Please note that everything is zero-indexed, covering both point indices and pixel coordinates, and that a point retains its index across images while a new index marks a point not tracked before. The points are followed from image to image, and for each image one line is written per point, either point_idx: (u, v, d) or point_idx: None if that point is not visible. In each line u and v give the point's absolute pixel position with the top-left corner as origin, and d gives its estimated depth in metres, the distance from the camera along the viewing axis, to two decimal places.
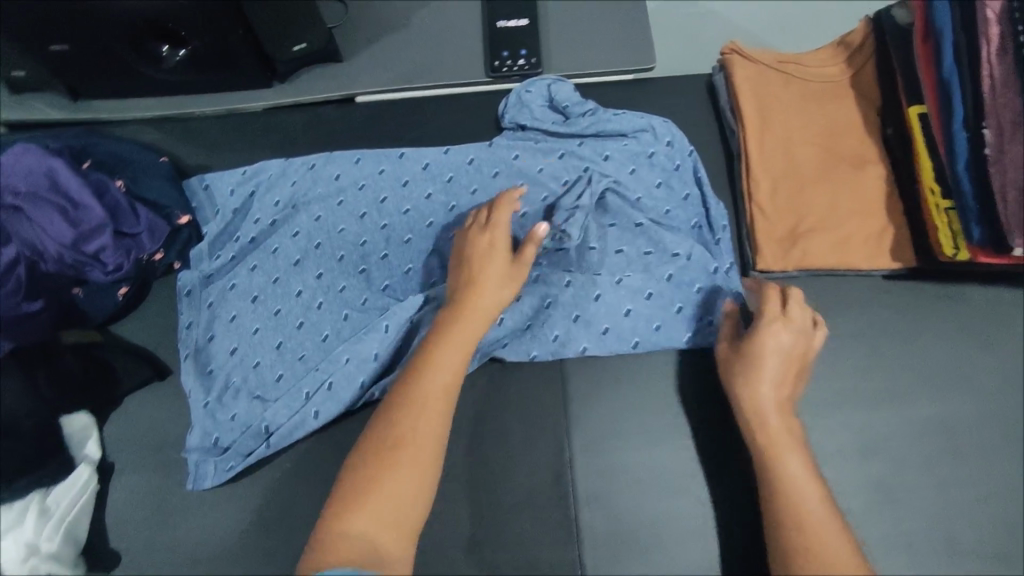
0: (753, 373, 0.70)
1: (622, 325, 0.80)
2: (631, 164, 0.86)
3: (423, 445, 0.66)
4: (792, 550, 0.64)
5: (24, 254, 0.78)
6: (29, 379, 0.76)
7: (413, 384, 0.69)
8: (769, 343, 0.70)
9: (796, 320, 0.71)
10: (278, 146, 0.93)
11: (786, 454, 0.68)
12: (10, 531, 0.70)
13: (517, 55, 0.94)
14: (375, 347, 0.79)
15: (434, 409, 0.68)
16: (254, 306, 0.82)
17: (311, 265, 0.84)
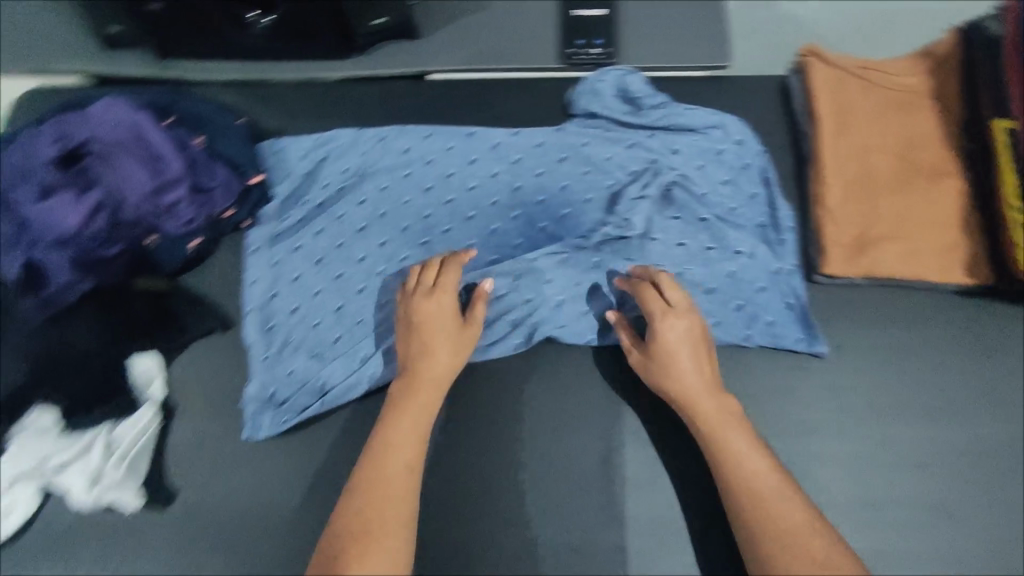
0: (667, 369, 0.73)
1: None
2: (700, 160, 0.86)
3: (395, 528, 0.66)
4: (752, 523, 0.66)
5: (103, 200, 0.80)
6: (104, 319, 0.80)
7: (373, 466, 0.70)
8: (668, 334, 0.73)
9: (680, 305, 0.74)
10: (350, 116, 0.95)
11: (727, 433, 0.70)
12: (80, 460, 0.76)
13: (593, 43, 0.94)
14: None
15: (400, 487, 0.69)
16: (318, 269, 0.84)
17: (376, 233, 0.85)
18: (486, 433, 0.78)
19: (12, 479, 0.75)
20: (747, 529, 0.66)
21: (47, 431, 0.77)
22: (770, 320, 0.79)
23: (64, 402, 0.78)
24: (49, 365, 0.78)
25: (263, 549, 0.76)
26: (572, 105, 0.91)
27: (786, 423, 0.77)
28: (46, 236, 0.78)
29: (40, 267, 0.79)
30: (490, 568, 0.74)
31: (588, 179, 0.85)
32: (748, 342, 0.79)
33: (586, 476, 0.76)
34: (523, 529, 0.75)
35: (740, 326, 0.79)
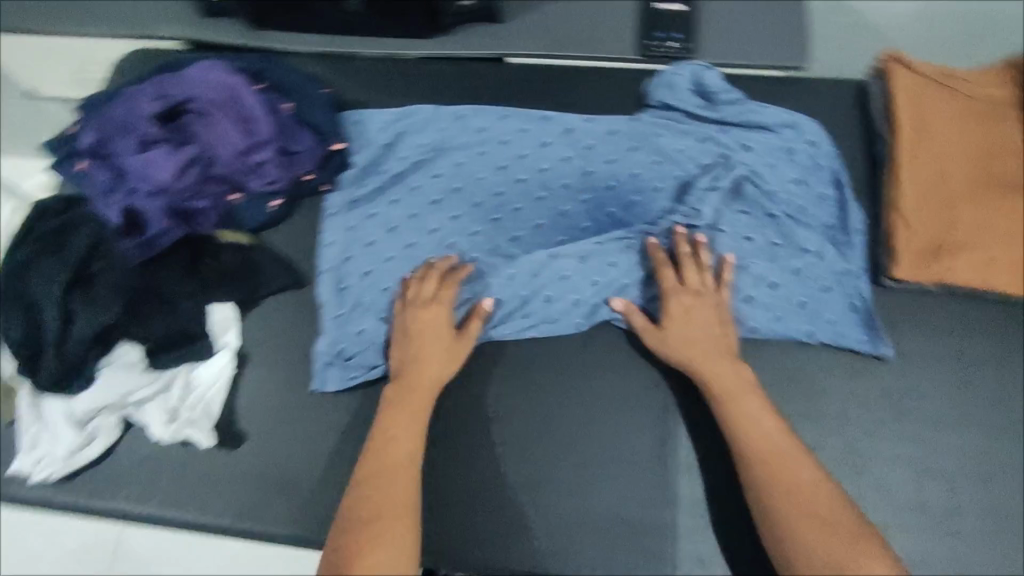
0: (682, 343, 0.76)
1: (742, 311, 0.80)
2: (771, 157, 0.86)
3: (399, 516, 0.69)
4: (762, 482, 0.69)
5: (198, 155, 0.86)
6: (193, 267, 0.85)
7: (373, 462, 0.72)
8: (678, 308, 0.77)
9: (691, 284, 0.78)
10: (428, 93, 0.98)
11: (740, 398, 0.73)
12: (161, 396, 0.81)
13: (671, 37, 0.95)
14: (495, 291, 0.83)
15: (404, 480, 0.72)
16: (391, 236, 0.87)
17: (448, 207, 0.87)
18: (547, 405, 0.81)
19: (98, 409, 0.80)
20: (762, 492, 0.69)
21: (133, 366, 0.81)
22: (834, 319, 0.80)
23: (148, 342, 0.81)
24: (138, 305, 0.81)
25: (324, 496, 0.80)
26: (647, 95, 0.92)
27: (843, 422, 0.78)
28: (146, 184, 0.84)
29: (138, 214, 0.84)
30: (540, 535, 0.77)
31: (658, 168, 0.86)
32: (810, 339, 0.80)
33: (640, 455, 0.79)
34: (575, 501, 0.78)
35: (804, 323, 0.80)
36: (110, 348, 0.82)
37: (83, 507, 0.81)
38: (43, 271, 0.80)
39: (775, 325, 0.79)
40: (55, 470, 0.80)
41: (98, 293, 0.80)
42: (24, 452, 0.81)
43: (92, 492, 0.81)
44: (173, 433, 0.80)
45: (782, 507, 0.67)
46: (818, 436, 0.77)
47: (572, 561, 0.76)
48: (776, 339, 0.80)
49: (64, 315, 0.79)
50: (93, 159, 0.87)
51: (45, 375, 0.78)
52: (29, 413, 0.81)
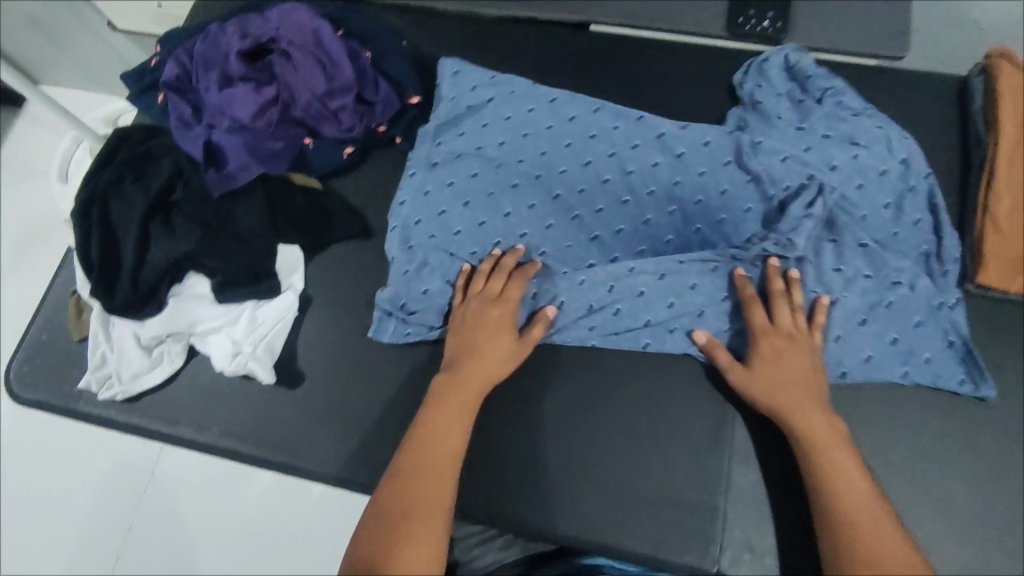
0: (768, 383, 0.73)
1: (829, 350, 0.78)
2: (858, 179, 0.82)
3: (430, 515, 0.68)
4: (843, 537, 0.66)
5: (279, 96, 0.87)
6: (269, 205, 0.86)
7: (414, 457, 0.72)
8: (768, 348, 0.75)
9: (784, 326, 0.75)
10: (506, 56, 0.97)
11: (831, 450, 0.70)
12: (226, 329, 0.83)
13: (764, 16, 0.92)
14: (564, 292, 0.81)
15: (441, 478, 0.71)
16: (464, 210, 0.84)
17: (526, 194, 0.85)
18: (605, 379, 0.81)
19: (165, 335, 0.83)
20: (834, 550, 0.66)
21: (202, 298, 0.83)
22: (927, 358, 0.77)
23: (215, 277, 0.82)
24: (210, 239, 0.82)
25: (376, 444, 0.80)
26: (738, 90, 0.89)
27: (906, 429, 0.77)
28: (229, 121, 0.86)
29: (218, 149, 0.86)
30: (587, 505, 0.77)
31: (750, 187, 0.82)
32: (899, 381, 0.78)
33: (695, 438, 0.78)
34: (626, 476, 0.77)
35: (896, 365, 0.77)
36: (180, 278, 0.84)
37: (142, 429, 0.83)
38: (125, 197, 0.83)
39: (864, 367, 0.77)
40: (120, 391, 0.82)
41: (176, 224, 0.83)
42: (91, 370, 0.83)
43: (151, 415, 0.83)
44: (234, 366, 0.81)
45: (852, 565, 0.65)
46: (878, 440, 0.77)
47: (618, 535, 0.76)
48: (865, 382, 0.78)
49: (141, 242, 0.81)
50: (179, 95, 0.89)
51: (118, 298, 0.81)
52: (98, 332, 0.83)
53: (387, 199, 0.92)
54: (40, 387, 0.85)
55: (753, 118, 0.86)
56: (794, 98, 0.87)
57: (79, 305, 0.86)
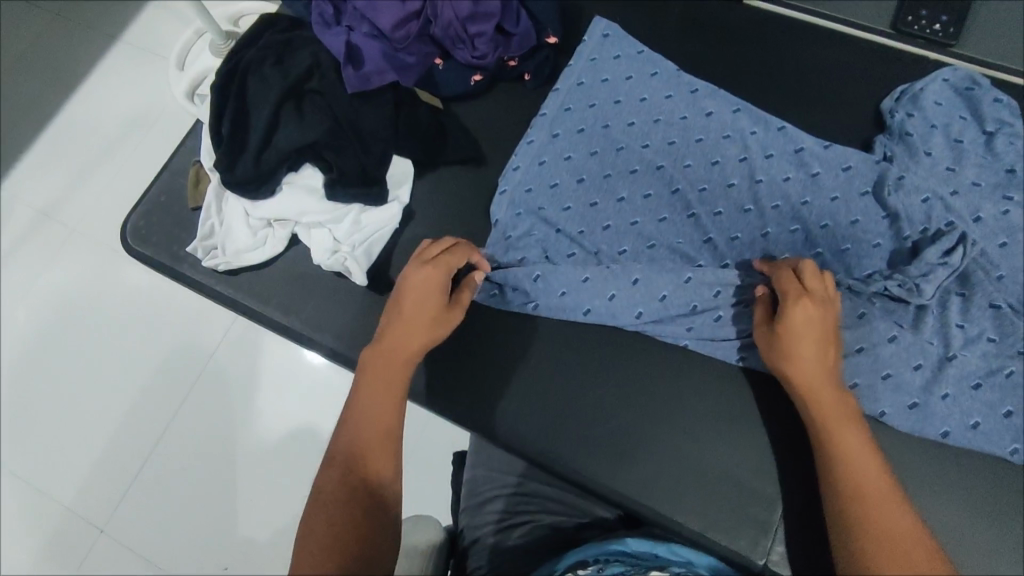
0: (795, 357, 0.70)
1: (934, 407, 0.73)
2: (1003, 238, 0.77)
3: (378, 491, 0.64)
4: (851, 525, 0.63)
5: (424, 11, 0.88)
6: (395, 118, 0.87)
7: (349, 434, 0.67)
8: (798, 316, 0.69)
9: (816, 291, 0.70)
10: (651, 15, 0.95)
11: (838, 429, 0.68)
12: (329, 224, 0.85)
13: (936, 18, 0.87)
14: (666, 288, 0.80)
15: (384, 452, 0.67)
16: (578, 187, 0.86)
17: (644, 182, 0.86)
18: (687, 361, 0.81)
19: (274, 219, 0.86)
20: None
21: (312, 191, 0.85)
22: None
23: (331, 171, 0.84)
24: (337, 134, 0.85)
25: (454, 364, 0.83)
26: (886, 118, 0.85)
27: (994, 476, 0.73)
28: (370, 27, 0.88)
29: (356, 50, 0.87)
30: (645, 472, 0.77)
31: (884, 224, 0.80)
32: (1004, 457, 0.72)
33: (768, 431, 0.77)
34: (688, 450, 0.77)
35: (1006, 439, 0.72)
36: (298, 167, 0.86)
37: (233, 303, 0.87)
38: (264, 78, 0.85)
39: (968, 434, 0.73)
40: (223, 262, 0.86)
41: (307, 112, 0.85)
42: (199, 237, 0.87)
43: (245, 291, 0.87)
44: (332, 261, 0.83)
45: (870, 561, 0.61)
46: (961, 480, 0.73)
47: (668, 505, 0.75)
48: (967, 449, 0.73)
49: (272, 121, 0.84)
50: None
51: (238, 172, 0.83)
52: (213, 203, 0.87)
53: (505, 133, 0.92)
54: (151, 243, 0.90)
55: (900, 152, 0.82)
56: (949, 132, 0.82)
57: (198, 175, 0.91)
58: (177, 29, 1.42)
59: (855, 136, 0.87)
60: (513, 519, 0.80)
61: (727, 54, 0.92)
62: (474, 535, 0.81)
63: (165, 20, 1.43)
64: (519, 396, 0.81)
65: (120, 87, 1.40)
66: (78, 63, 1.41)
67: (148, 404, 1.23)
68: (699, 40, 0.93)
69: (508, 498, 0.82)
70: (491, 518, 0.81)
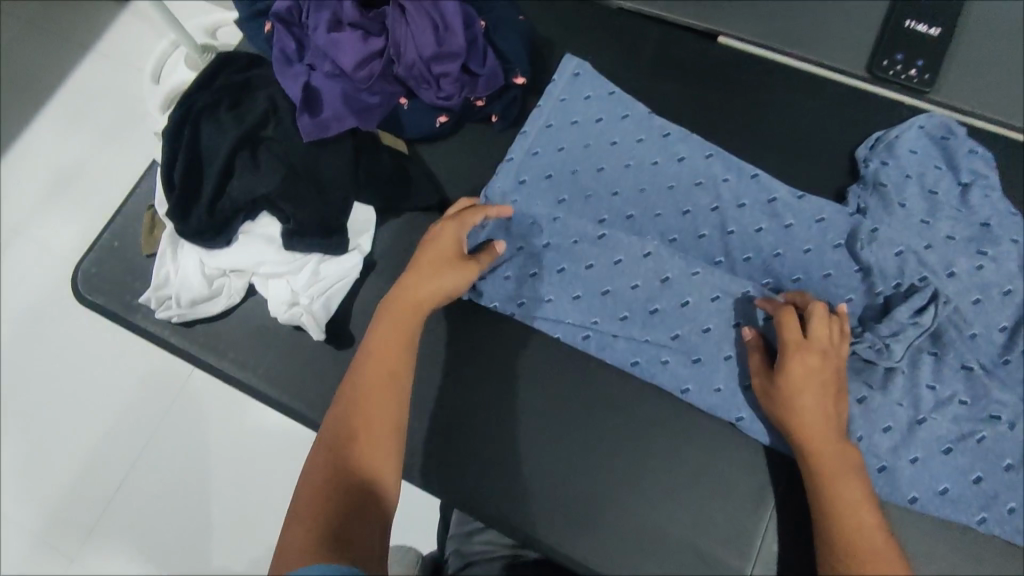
0: (794, 410, 0.68)
1: (903, 472, 0.72)
2: (977, 294, 0.76)
3: (383, 432, 0.65)
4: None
5: (387, 50, 0.84)
6: (355, 159, 0.84)
7: (357, 375, 0.67)
8: (798, 368, 0.68)
9: (817, 341, 0.69)
10: (622, 55, 0.93)
11: (837, 486, 0.66)
12: (287, 275, 0.82)
13: (911, 63, 0.83)
14: (637, 347, 0.80)
15: (391, 394, 0.66)
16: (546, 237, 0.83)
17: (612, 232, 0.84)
18: (655, 418, 0.79)
19: (231, 269, 0.83)
20: None
21: (270, 241, 0.82)
22: (1012, 508, 0.70)
23: (288, 223, 0.81)
24: (291, 183, 0.81)
25: (418, 419, 0.81)
26: (860, 166, 0.83)
27: (963, 544, 0.71)
28: (332, 66, 0.84)
29: (316, 92, 0.84)
30: (608, 535, 0.75)
31: (856, 278, 0.78)
32: (973, 524, 0.71)
33: (738, 494, 0.76)
34: (655, 513, 0.75)
35: (975, 506, 0.71)
36: (256, 215, 0.83)
37: (192, 356, 0.85)
38: (219, 123, 0.83)
39: (936, 499, 0.71)
40: (177, 314, 0.83)
41: (262, 160, 0.82)
42: (153, 287, 0.84)
43: (201, 343, 0.85)
44: (289, 314, 0.81)
45: None
46: (930, 549, 0.71)
47: (631, 569, 0.74)
48: (936, 515, 0.71)
49: (225, 170, 0.81)
50: (288, 27, 0.87)
51: (192, 223, 0.81)
52: (167, 250, 0.84)
53: (474, 179, 0.90)
54: (107, 291, 0.88)
55: (874, 203, 0.80)
56: (925, 182, 0.80)
57: (153, 221, 0.88)
58: (148, 40, 1.38)
59: (829, 184, 0.85)
60: (498, 551, 0.75)
61: (700, 94, 0.90)
62: (460, 563, 0.76)
63: (133, 34, 1.38)
64: (480, 455, 0.79)
65: (88, 101, 1.36)
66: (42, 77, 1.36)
67: (116, 434, 1.19)
68: (672, 81, 0.91)
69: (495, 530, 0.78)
70: (478, 548, 0.76)
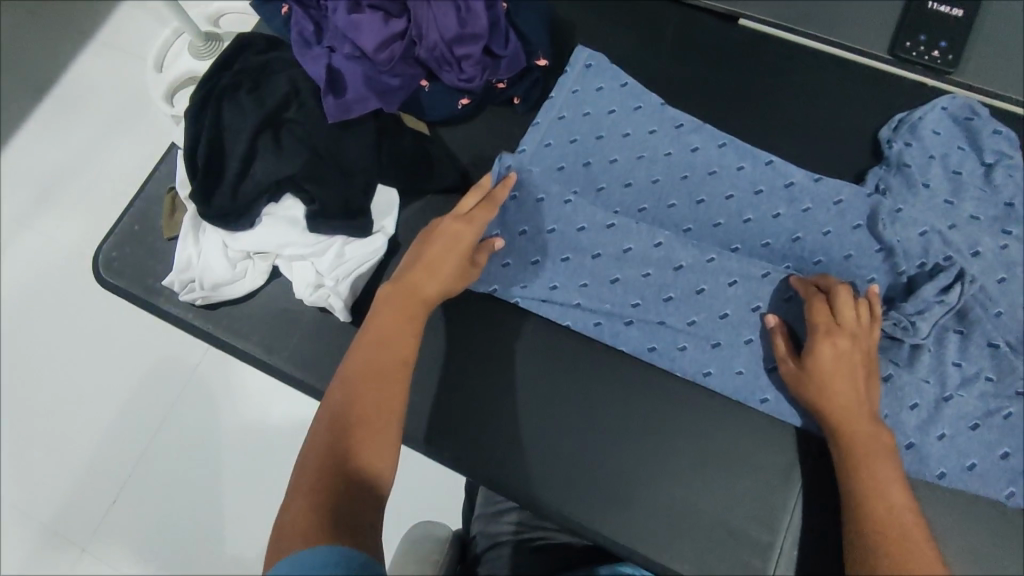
0: (824, 391, 0.69)
1: (930, 449, 0.72)
2: (1002, 273, 0.76)
3: (386, 414, 0.63)
4: (873, 553, 0.62)
5: (408, 32, 0.83)
6: (378, 142, 0.84)
7: (363, 356, 0.66)
8: (828, 350, 0.70)
9: (847, 324, 0.70)
10: (643, 37, 0.92)
11: (869, 466, 0.67)
12: (311, 257, 0.82)
13: (934, 44, 0.83)
14: (656, 335, 0.80)
15: (394, 377, 0.66)
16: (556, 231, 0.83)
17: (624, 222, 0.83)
18: (680, 398, 0.79)
19: (254, 251, 0.83)
20: None
21: (294, 222, 0.82)
22: None
23: (312, 205, 0.81)
24: (316, 166, 0.81)
25: (445, 400, 0.81)
26: (884, 148, 0.84)
27: (991, 518, 0.72)
28: (353, 48, 0.84)
29: (338, 74, 0.84)
30: (636, 512, 0.75)
31: (879, 257, 0.79)
32: (1002, 498, 0.71)
33: (764, 473, 0.76)
34: (682, 492, 0.76)
35: (1002, 481, 0.71)
36: (279, 197, 0.82)
37: (216, 339, 0.85)
38: (240, 104, 0.82)
39: (964, 475, 0.72)
40: (201, 296, 0.83)
41: (286, 143, 0.82)
42: (176, 270, 0.83)
43: (224, 326, 0.85)
44: (314, 295, 0.81)
45: None
46: (958, 523, 0.72)
47: (658, 548, 0.74)
48: (963, 491, 0.72)
49: (248, 152, 0.80)
50: (305, 9, 0.87)
51: (215, 205, 0.80)
52: (188, 233, 0.83)
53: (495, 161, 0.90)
54: (129, 275, 0.88)
55: (897, 184, 0.81)
56: (948, 162, 0.81)
57: (173, 204, 0.88)
58: (156, 26, 1.37)
59: (850, 166, 0.85)
60: (528, 533, 0.76)
61: (720, 76, 0.90)
62: (487, 543, 0.77)
63: (140, 20, 1.37)
64: (508, 436, 0.79)
65: (95, 87, 1.34)
66: (48, 65, 1.35)
67: (129, 422, 1.19)
68: (692, 63, 0.91)
69: (524, 512, 0.78)
70: (505, 528, 0.77)
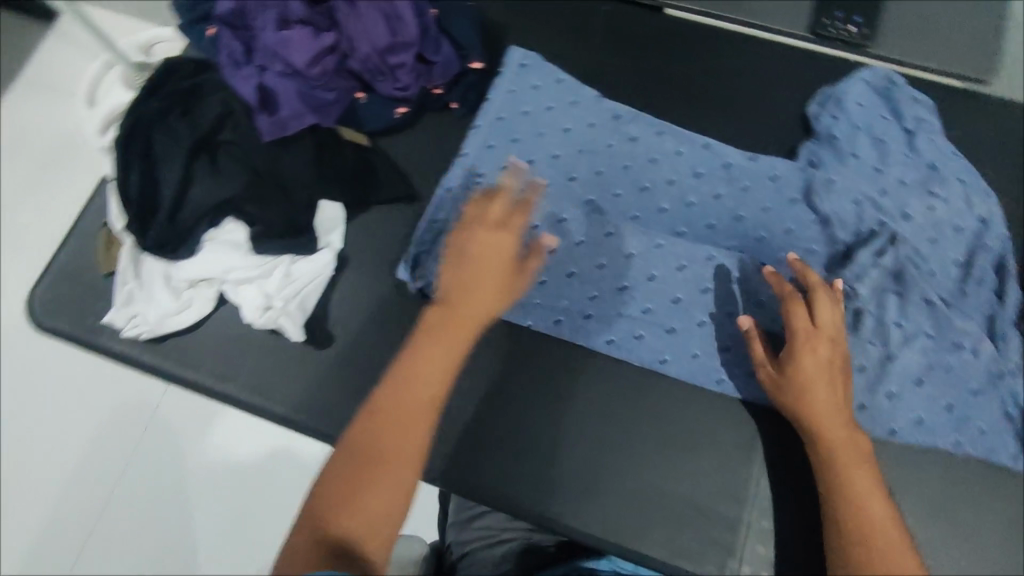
0: (803, 396, 0.69)
1: (882, 408, 0.75)
2: (931, 233, 0.79)
3: (407, 457, 0.60)
4: (850, 548, 0.64)
5: (340, 45, 0.83)
6: (318, 156, 0.84)
7: (390, 393, 0.62)
8: (810, 358, 0.70)
9: (826, 328, 0.70)
10: (574, 32, 0.94)
11: (849, 467, 0.68)
12: (257, 280, 0.81)
13: (850, 19, 0.88)
14: (614, 324, 0.80)
15: (419, 418, 0.62)
16: None
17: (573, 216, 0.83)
18: (640, 385, 0.79)
19: (199, 279, 0.81)
20: None
21: (237, 246, 0.81)
22: (980, 428, 0.75)
23: (255, 226, 0.80)
24: (256, 187, 0.81)
25: None
26: (813, 122, 0.86)
27: (944, 469, 0.75)
28: (284, 65, 0.82)
29: (271, 93, 0.82)
30: (607, 502, 0.76)
31: (817, 228, 0.81)
32: (949, 448, 0.75)
33: (728, 449, 0.78)
34: (649, 476, 0.77)
35: (949, 431, 0.75)
36: (219, 221, 0.81)
37: (165, 373, 0.82)
38: (172, 132, 0.80)
39: (915, 430, 0.74)
40: (146, 329, 0.81)
41: (222, 165, 0.81)
42: (118, 306, 0.81)
43: (173, 358, 0.82)
44: (264, 318, 0.80)
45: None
46: (914, 477, 0.74)
47: (631, 535, 0.75)
48: (915, 445, 0.75)
49: (184, 179, 0.79)
50: (233, 32, 0.85)
51: (152, 235, 0.78)
52: (128, 267, 0.81)
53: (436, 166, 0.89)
54: (68, 317, 0.85)
55: (828, 156, 0.84)
56: (874, 131, 0.84)
57: (109, 240, 0.85)
58: (77, 56, 1.32)
59: (783, 142, 0.88)
60: (499, 537, 0.78)
61: (652, 64, 0.92)
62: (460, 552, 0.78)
63: (61, 51, 1.32)
64: (474, 439, 0.78)
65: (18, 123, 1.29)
66: None
67: (81, 467, 1.13)
68: (624, 55, 0.92)
69: (495, 514, 0.79)
70: (476, 535, 0.78)
